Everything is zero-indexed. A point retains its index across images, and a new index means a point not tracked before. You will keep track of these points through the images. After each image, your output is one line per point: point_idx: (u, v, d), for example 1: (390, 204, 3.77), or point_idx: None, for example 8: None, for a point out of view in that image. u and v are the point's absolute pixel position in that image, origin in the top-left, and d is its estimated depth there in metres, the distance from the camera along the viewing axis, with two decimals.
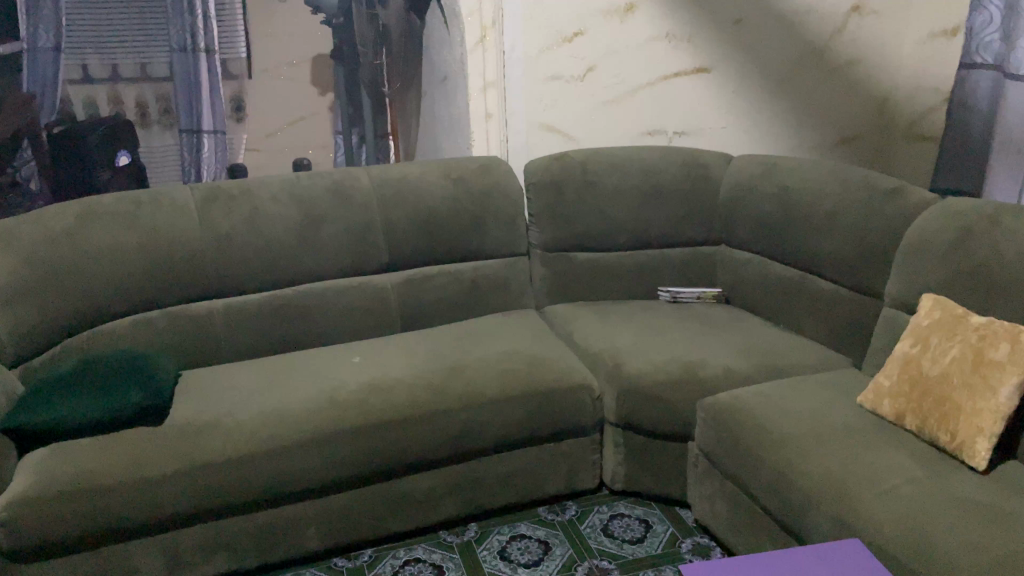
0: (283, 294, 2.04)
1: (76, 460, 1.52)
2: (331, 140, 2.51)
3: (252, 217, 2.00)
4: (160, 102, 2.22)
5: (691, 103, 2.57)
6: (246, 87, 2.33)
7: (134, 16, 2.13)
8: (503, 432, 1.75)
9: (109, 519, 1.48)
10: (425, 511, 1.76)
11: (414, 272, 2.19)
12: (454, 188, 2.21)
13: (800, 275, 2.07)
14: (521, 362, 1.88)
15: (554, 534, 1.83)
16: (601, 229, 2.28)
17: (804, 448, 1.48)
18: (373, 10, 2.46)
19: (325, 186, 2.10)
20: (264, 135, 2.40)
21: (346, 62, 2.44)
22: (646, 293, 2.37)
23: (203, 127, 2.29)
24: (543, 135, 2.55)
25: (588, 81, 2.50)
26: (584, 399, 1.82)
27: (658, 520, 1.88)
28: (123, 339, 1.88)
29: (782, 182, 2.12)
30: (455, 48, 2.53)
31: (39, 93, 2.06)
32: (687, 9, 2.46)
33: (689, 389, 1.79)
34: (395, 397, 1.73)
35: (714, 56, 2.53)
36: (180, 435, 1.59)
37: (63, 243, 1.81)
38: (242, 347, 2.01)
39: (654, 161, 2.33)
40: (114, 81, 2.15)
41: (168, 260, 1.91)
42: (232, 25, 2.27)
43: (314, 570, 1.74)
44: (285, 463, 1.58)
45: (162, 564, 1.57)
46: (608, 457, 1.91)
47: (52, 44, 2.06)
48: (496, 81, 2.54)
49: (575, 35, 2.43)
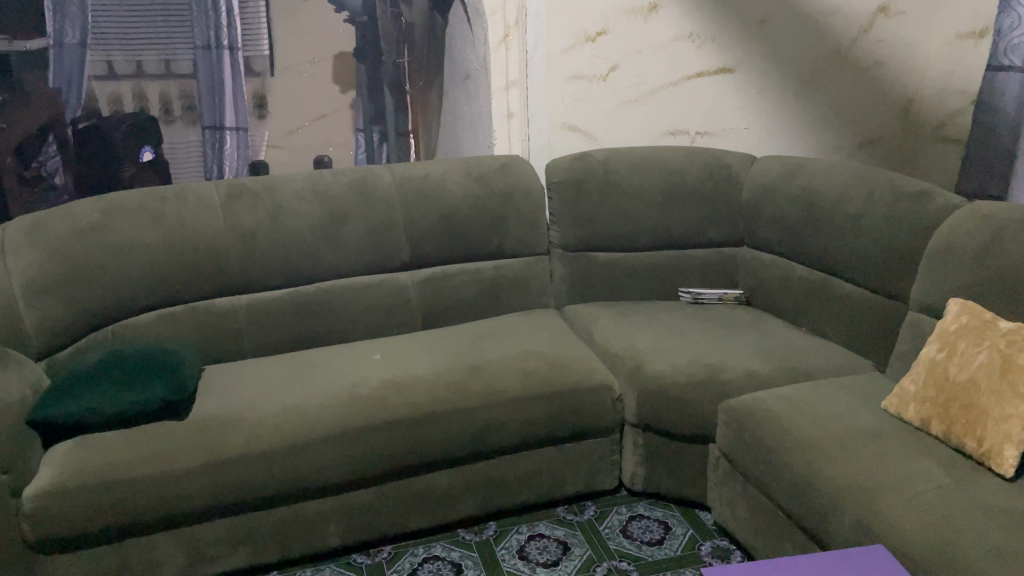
0: (306, 291, 2.05)
1: (99, 453, 1.53)
2: (353, 137, 2.64)
3: (275, 213, 2.01)
4: (183, 99, 2.32)
5: (714, 102, 2.55)
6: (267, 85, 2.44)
7: (157, 13, 2.22)
8: (522, 432, 1.74)
9: (133, 513, 1.49)
10: (445, 510, 1.77)
11: (435, 271, 2.19)
12: (476, 187, 2.21)
13: (823, 278, 2.05)
14: (541, 361, 1.88)
15: (573, 534, 1.82)
16: (622, 230, 2.27)
17: (828, 452, 1.47)
18: (397, 9, 2.61)
19: (347, 183, 2.11)
20: (285, 133, 2.53)
21: (368, 62, 2.56)
22: (666, 294, 2.36)
23: (226, 123, 2.40)
24: (565, 135, 2.51)
25: (610, 80, 2.47)
26: (604, 399, 1.82)
27: (677, 522, 1.87)
28: (147, 333, 1.90)
29: (806, 183, 2.11)
30: (479, 47, 2.51)
31: (65, 88, 2.13)
32: (711, 9, 2.44)
33: (711, 391, 1.78)
34: (415, 394, 1.73)
35: (737, 57, 2.50)
36: (202, 430, 1.60)
37: (89, 239, 1.83)
38: (264, 342, 2.02)
39: (676, 162, 2.32)
40: (139, 78, 2.24)
41: (192, 255, 1.92)
42: (255, 24, 2.37)
43: (334, 566, 1.75)
44: (304, 459, 1.59)
45: (184, 557, 1.58)
46: (628, 458, 1.91)
47: (78, 40, 2.13)
48: (519, 81, 2.47)
49: (598, 35, 2.41)
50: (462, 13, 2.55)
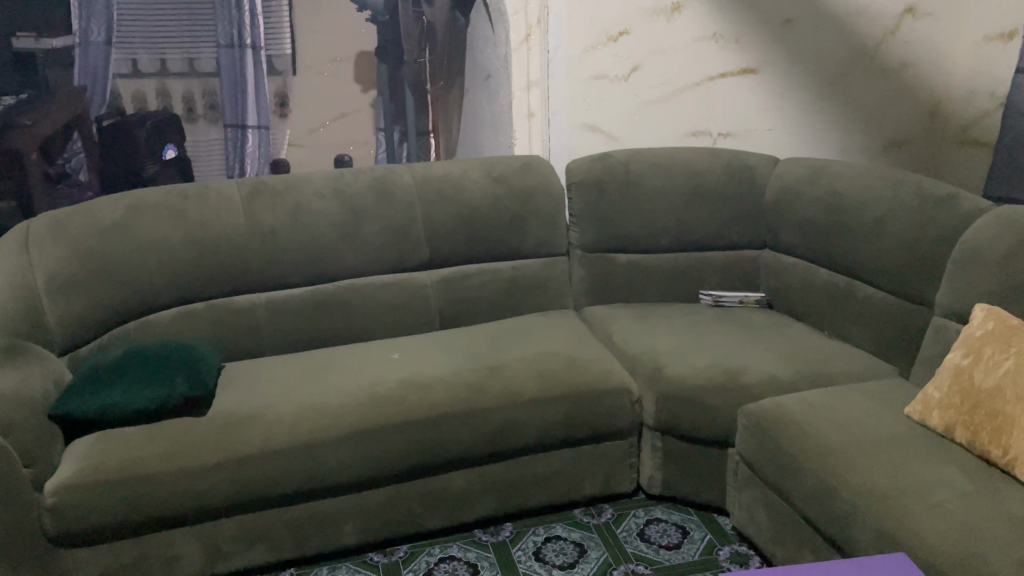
0: (325, 289, 2.06)
1: (119, 449, 1.54)
2: (372, 136, 2.65)
3: (296, 211, 2.02)
4: (206, 98, 2.40)
5: (738, 103, 2.51)
6: (288, 84, 2.49)
7: (182, 13, 2.29)
8: (539, 433, 1.74)
9: (152, 508, 1.50)
10: (461, 510, 1.76)
11: (454, 271, 2.19)
12: (496, 187, 2.20)
13: (846, 281, 2.03)
14: (560, 363, 1.87)
15: (590, 537, 1.81)
16: (642, 230, 2.26)
17: (850, 459, 1.45)
18: (418, 8, 2.53)
19: (368, 182, 2.11)
20: (305, 132, 2.57)
21: (389, 61, 2.55)
22: (686, 296, 2.34)
23: (248, 122, 2.44)
24: (584, 135, 2.52)
25: (632, 81, 2.47)
26: (623, 402, 1.81)
27: (695, 526, 1.86)
28: (168, 330, 1.91)
29: (830, 186, 2.08)
30: (500, 47, 2.60)
31: (89, 85, 2.21)
32: (734, 9, 2.42)
33: (731, 395, 1.76)
34: (433, 394, 1.73)
35: (761, 58, 2.46)
36: (221, 426, 1.61)
37: (112, 235, 1.85)
38: (283, 341, 2.03)
39: (698, 163, 2.31)
40: (163, 76, 2.32)
41: (213, 252, 1.93)
42: (278, 22, 2.41)
43: (350, 564, 1.75)
44: (322, 457, 1.59)
45: (202, 552, 1.59)
46: (646, 462, 1.90)
47: (103, 38, 2.20)
48: (539, 81, 2.58)
49: (621, 35, 2.41)
50: (484, 13, 2.58)
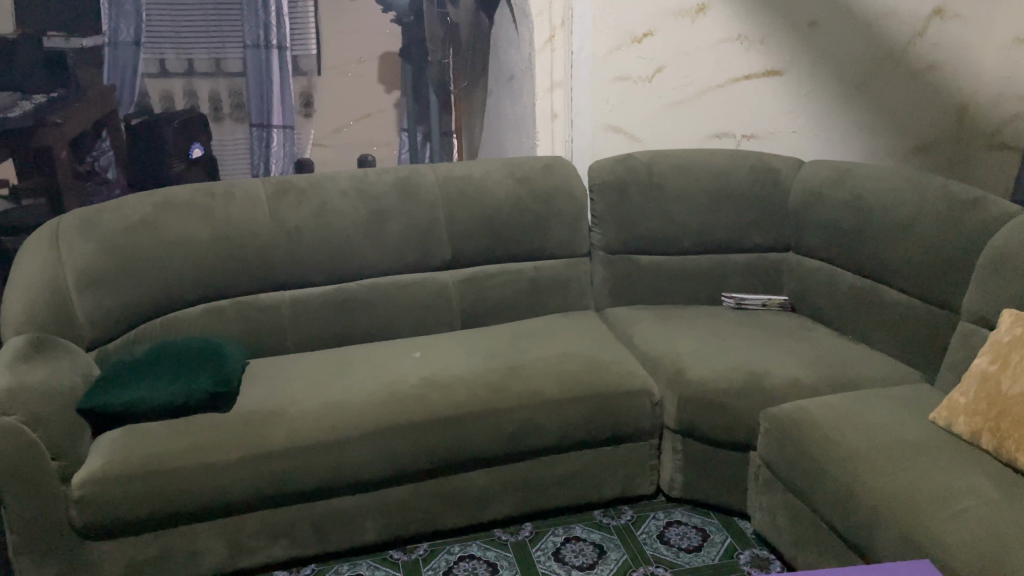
0: (348, 288, 2.07)
1: (145, 443, 1.56)
2: (395, 137, 2.61)
3: (320, 211, 2.04)
4: (231, 97, 2.36)
5: (763, 106, 2.48)
6: (313, 84, 2.45)
7: (210, 14, 2.28)
8: (560, 434, 1.74)
9: (177, 502, 1.52)
10: (481, 509, 1.77)
11: (476, 271, 2.19)
12: (518, 188, 2.21)
13: (871, 285, 2.01)
14: (580, 364, 1.87)
15: (610, 539, 1.81)
16: (664, 232, 2.25)
17: (873, 463, 1.44)
18: (442, 9, 2.57)
19: (391, 182, 2.13)
20: (331, 132, 2.53)
21: (414, 62, 2.55)
22: (708, 299, 2.33)
23: (273, 122, 2.44)
24: (607, 136, 2.53)
25: (656, 81, 2.47)
26: (644, 404, 1.80)
27: (715, 530, 1.85)
28: (193, 326, 1.94)
29: (855, 188, 2.06)
30: (523, 48, 2.71)
31: (119, 85, 2.23)
32: (761, 10, 2.39)
33: (753, 398, 1.75)
34: (454, 394, 1.74)
35: (786, 59, 2.43)
36: (245, 422, 1.63)
37: (140, 232, 1.88)
38: (306, 339, 2.05)
39: (722, 165, 2.29)
40: (190, 76, 2.30)
41: (238, 251, 1.95)
42: (303, 23, 2.39)
43: (370, 561, 1.76)
44: (344, 454, 1.60)
45: (225, 547, 1.61)
46: (666, 464, 1.89)
47: (132, 39, 2.21)
48: (562, 83, 2.74)
49: (645, 36, 2.41)
50: (508, 13, 2.67)
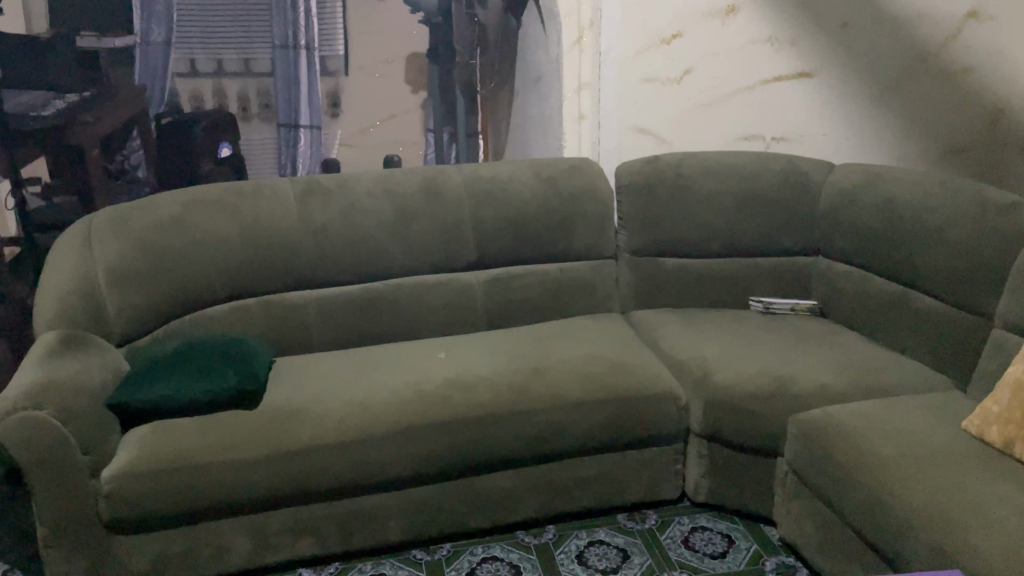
0: (374, 288, 2.08)
1: (174, 438, 1.58)
2: (422, 138, 2.64)
3: (347, 210, 2.04)
4: (260, 98, 2.41)
5: (793, 109, 2.44)
6: (340, 85, 2.49)
7: (240, 15, 2.33)
8: (585, 437, 1.73)
9: (204, 498, 1.54)
10: (505, 511, 1.76)
11: (501, 272, 2.19)
12: (545, 189, 2.20)
13: (902, 290, 1.98)
14: (606, 366, 1.86)
15: (634, 543, 1.80)
16: (691, 235, 2.23)
17: (903, 471, 1.41)
18: (470, 10, 2.57)
19: (418, 182, 2.13)
20: (359, 131, 2.55)
21: (440, 63, 2.57)
22: (736, 302, 2.31)
23: (300, 122, 2.49)
24: (636, 138, 2.59)
25: (684, 84, 2.50)
26: (669, 408, 1.79)
27: (741, 536, 1.83)
28: (221, 324, 1.95)
29: (886, 192, 2.03)
30: (552, 48, 2.71)
31: (149, 85, 2.29)
32: (792, 10, 2.36)
33: (781, 404, 1.73)
34: (480, 394, 1.73)
35: (818, 60, 2.38)
36: (271, 420, 1.64)
37: (170, 230, 1.90)
38: (331, 337, 2.06)
39: (750, 167, 2.27)
40: (219, 76, 2.34)
41: (266, 249, 1.96)
42: (332, 23, 2.43)
43: (394, 560, 1.76)
44: (368, 453, 1.61)
45: (250, 544, 1.62)
46: (691, 469, 1.87)
47: (163, 39, 2.27)
48: (589, 84, 2.79)
49: (673, 37, 2.45)
50: (537, 15, 2.69)
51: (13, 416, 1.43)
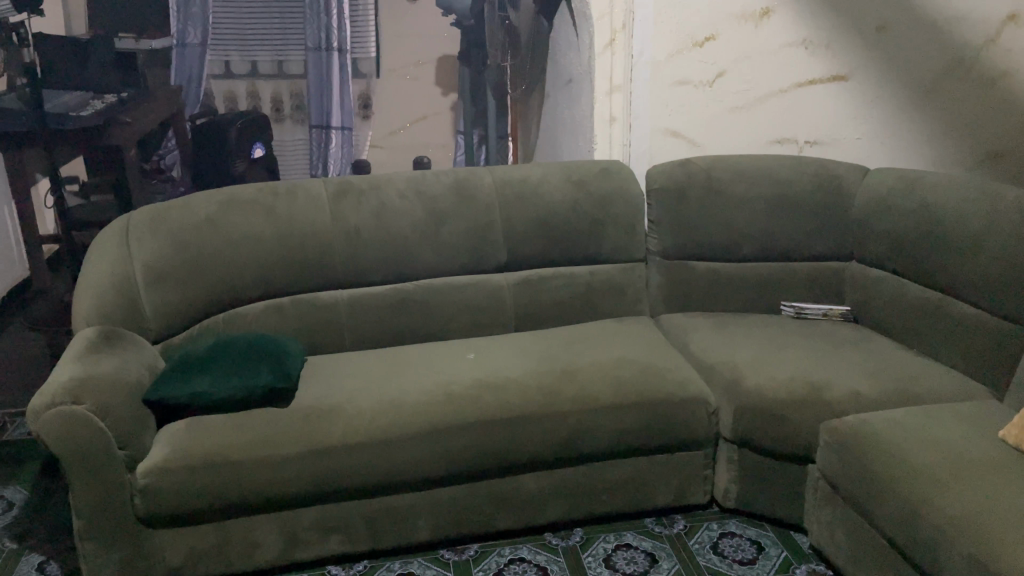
0: (404, 289, 2.09)
1: (207, 434, 1.60)
2: (449, 140, 3.30)
3: (379, 211, 2.06)
4: (293, 100, 3.05)
5: (826, 112, 2.41)
6: (370, 87, 3.15)
7: (274, 21, 2.90)
8: (613, 440, 1.73)
9: (236, 494, 1.55)
10: (533, 513, 1.77)
11: (531, 274, 2.19)
12: (576, 192, 2.20)
13: (938, 297, 1.95)
14: (636, 370, 1.85)
15: (662, 548, 1.80)
16: (723, 239, 2.22)
17: (939, 480, 1.39)
18: (503, 13, 2.63)
19: (449, 184, 2.14)
20: (387, 134, 3.26)
21: (473, 67, 2.94)
22: (767, 307, 2.29)
23: (332, 124, 2.95)
24: (666, 140, 2.52)
25: (717, 86, 2.45)
26: (699, 412, 1.77)
27: (771, 543, 1.81)
28: (255, 323, 1.98)
29: (923, 197, 2.00)
30: (584, 51, 2.53)
31: (186, 84, 2.76)
32: (827, 13, 2.31)
33: (813, 410, 1.71)
34: (509, 395, 1.74)
35: (853, 63, 2.34)
36: (303, 418, 1.65)
37: (206, 229, 1.92)
38: (362, 337, 2.07)
39: (782, 171, 2.25)
40: (252, 77, 2.99)
41: (300, 250, 1.98)
42: (365, 26, 2.95)
43: (421, 559, 1.77)
44: (398, 452, 1.62)
45: (281, 540, 1.64)
46: (721, 474, 1.86)
47: (198, 41, 2.75)
48: (622, 85, 2.48)
49: (707, 40, 2.40)
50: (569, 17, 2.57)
51: (50, 411, 1.45)
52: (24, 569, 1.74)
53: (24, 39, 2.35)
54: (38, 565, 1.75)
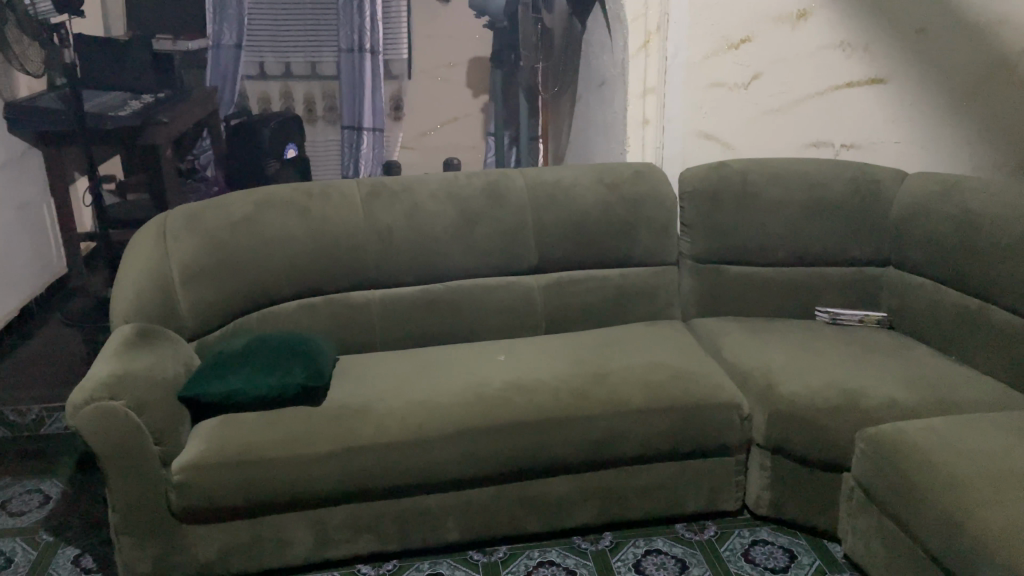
0: (435, 290, 2.10)
1: (241, 432, 1.61)
2: (479, 142, 3.38)
3: (410, 213, 2.06)
4: (325, 101, 3.09)
5: (863, 115, 2.37)
6: (402, 87, 3.18)
7: (309, 23, 2.92)
8: (645, 445, 1.71)
9: (268, 491, 1.56)
10: (562, 516, 1.76)
11: (562, 276, 2.19)
12: (608, 195, 2.19)
13: (977, 304, 1.91)
14: (667, 373, 1.84)
15: (693, 554, 1.78)
16: (756, 243, 2.20)
17: (978, 491, 1.36)
18: (537, 14, 2.81)
19: (481, 185, 2.14)
20: (417, 134, 3.28)
21: (504, 68, 3.08)
22: (801, 313, 2.26)
23: (364, 125, 3.00)
24: (700, 143, 2.49)
25: (752, 89, 2.41)
26: (731, 418, 1.76)
27: (803, 551, 1.79)
28: (288, 322, 1.99)
29: (963, 202, 1.97)
30: (618, 54, 2.53)
31: (220, 86, 2.77)
32: (865, 15, 2.28)
33: (849, 418, 1.69)
34: (539, 397, 1.73)
35: (891, 66, 2.31)
36: (335, 417, 1.66)
37: (240, 228, 1.94)
38: (393, 337, 2.08)
39: (817, 175, 2.22)
40: (286, 77, 3.01)
41: (332, 250, 1.99)
42: (397, 28, 2.99)
43: (450, 560, 1.78)
44: (428, 452, 1.62)
45: (312, 538, 1.65)
46: (753, 481, 1.84)
47: (234, 42, 2.73)
48: (656, 87, 2.48)
49: (742, 42, 2.37)
50: (603, 18, 2.57)
51: (89, 407, 1.47)
52: (60, 562, 1.76)
53: (65, 38, 2.39)
54: (73, 558, 1.77)
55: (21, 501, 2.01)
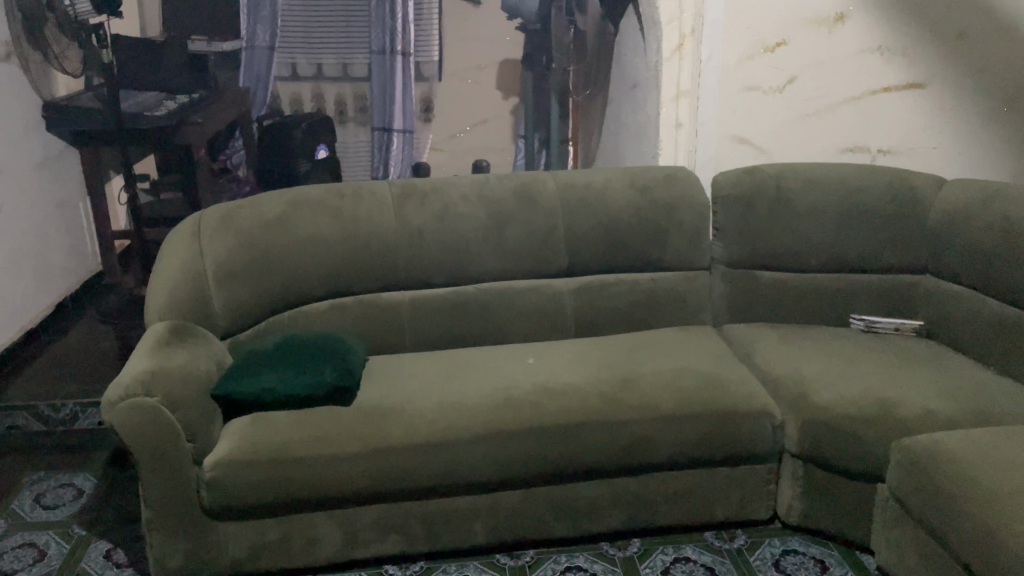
0: (465, 291, 2.10)
1: (271, 431, 1.62)
2: (512, 145, 3.21)
3: (441, 214, 2.06)
4: (356, 102, 3.08)
5: (900, 121, 2.35)
6: (432, 90, 3.07)
7: (341, 23, 2.90)
8: (674, 451, 1.70)
9: (297, 490, 1.57)
10: (590, 521, 1.75)
11: (592, 280, 2.18)
12: (639, 198, 2.17)
13: (1018, 313, 1.88)
14: (698, 379, 1.82)
15: (722, 562, 1.76)
16: (790, 249, 2.17)
17: (1018, 503, 1.33)
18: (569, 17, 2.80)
19: (513, 188, 2.14)
20: (446, 137, 3.16)
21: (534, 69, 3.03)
22: (835, 320, 2.23)
23: (394, 126, 3.00)
24: (734, 147, 2.44)
25: (788, 93, 2.37)
26: (764, 426, 1.73)
27: (835, 562, 1.76)
28: (319, 322, 2.00)
29: (1005, 209, 1.93)
30: (651, 55, 2.47)
31: (254, 88, 2.78)
32: (906, 19, 2.25)
33: (884, 428, 1.65)
34: (569, 401, 1.72)
35: (930, 71, 2.29)
36: (364, 417, 1.66)
37: (273, 228, 1.95)
38: (422, 338, 2.08)
39: (854, 180, 2.19)
40: (317, 79, 2.99)
41: (363, 250, 2.00)
42: (430, 29, 2.94)
43: (477, 563, 1.77)
44: (455, 454, 1.61)
45: (341, 537, 1.65)
46: (784, 489, 1.82)
47: (267, 44, 2.70)
48: (690, 90, 2.42)
49: (779, 45, 2.32)
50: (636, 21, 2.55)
51: (125, 402, 1.49)
52: (92, 556, 1.78)
53: (104, 39, 2.43)
54: (105, 552, 1.79)
55: (54, 495, 2.04)
